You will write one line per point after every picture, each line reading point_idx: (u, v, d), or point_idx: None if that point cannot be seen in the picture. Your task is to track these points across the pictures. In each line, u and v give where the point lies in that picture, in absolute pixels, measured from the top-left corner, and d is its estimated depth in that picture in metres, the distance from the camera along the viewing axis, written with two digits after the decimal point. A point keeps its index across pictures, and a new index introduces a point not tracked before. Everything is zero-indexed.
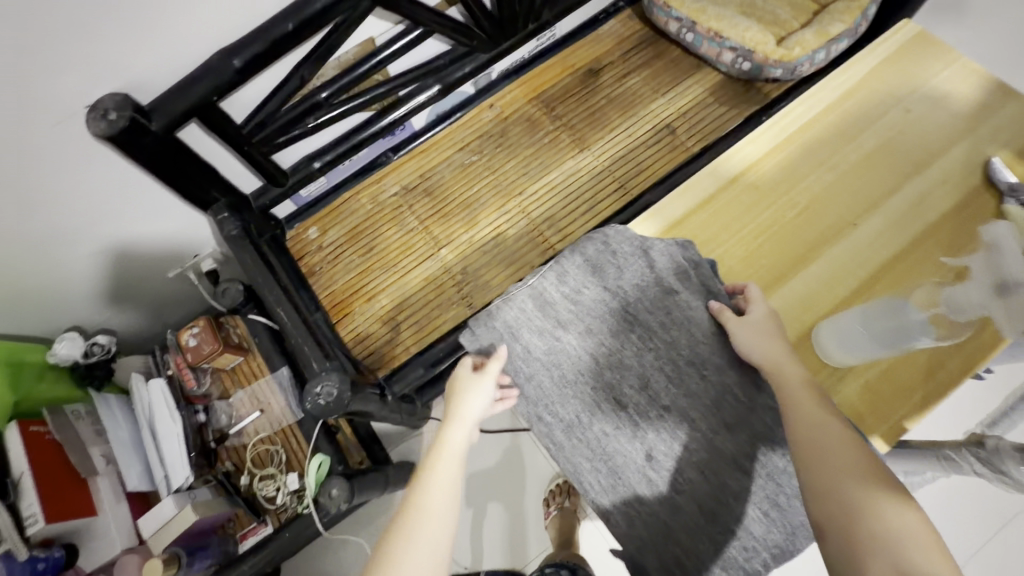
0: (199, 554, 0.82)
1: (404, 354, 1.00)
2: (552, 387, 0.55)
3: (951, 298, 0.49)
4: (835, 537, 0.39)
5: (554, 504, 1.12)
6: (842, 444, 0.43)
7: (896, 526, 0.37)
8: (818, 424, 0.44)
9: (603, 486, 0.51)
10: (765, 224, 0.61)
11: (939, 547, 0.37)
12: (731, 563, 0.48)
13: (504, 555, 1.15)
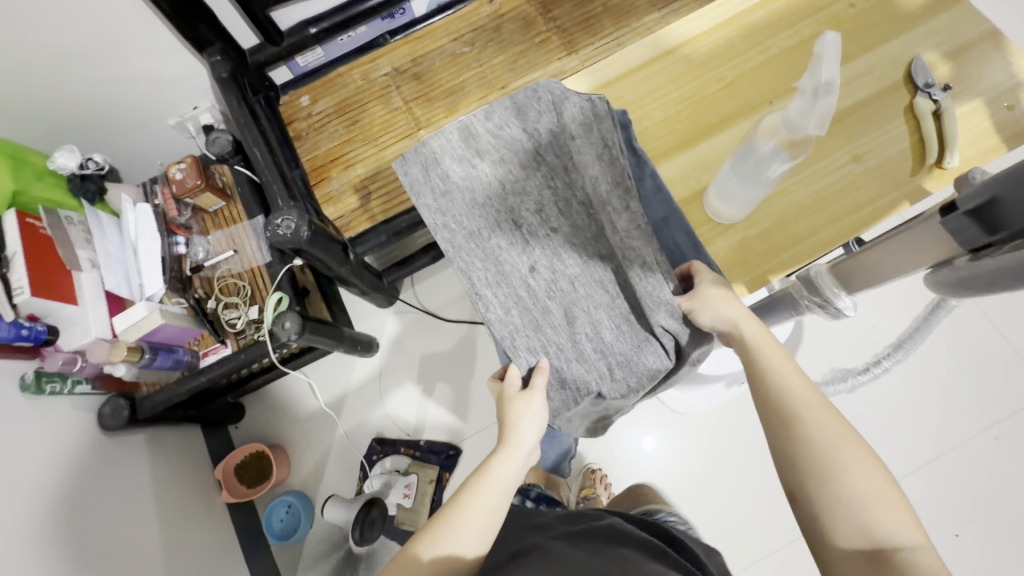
0: (162, 355, 0.94)
1: (370, 221, 1.07)
2: (462, 203, 0.61)
3: (785, 118, 0.48)
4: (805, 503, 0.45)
5: None
6: (812, 409, 0.47)
7: (859, 485, 0.43)
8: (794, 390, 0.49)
9: (487, 284, 0.58)
10: (688, 94, 0.64)
11: (892, 495, 0.42)
12: (582, 359, 0.56)
13: (443, 429, 1.25)
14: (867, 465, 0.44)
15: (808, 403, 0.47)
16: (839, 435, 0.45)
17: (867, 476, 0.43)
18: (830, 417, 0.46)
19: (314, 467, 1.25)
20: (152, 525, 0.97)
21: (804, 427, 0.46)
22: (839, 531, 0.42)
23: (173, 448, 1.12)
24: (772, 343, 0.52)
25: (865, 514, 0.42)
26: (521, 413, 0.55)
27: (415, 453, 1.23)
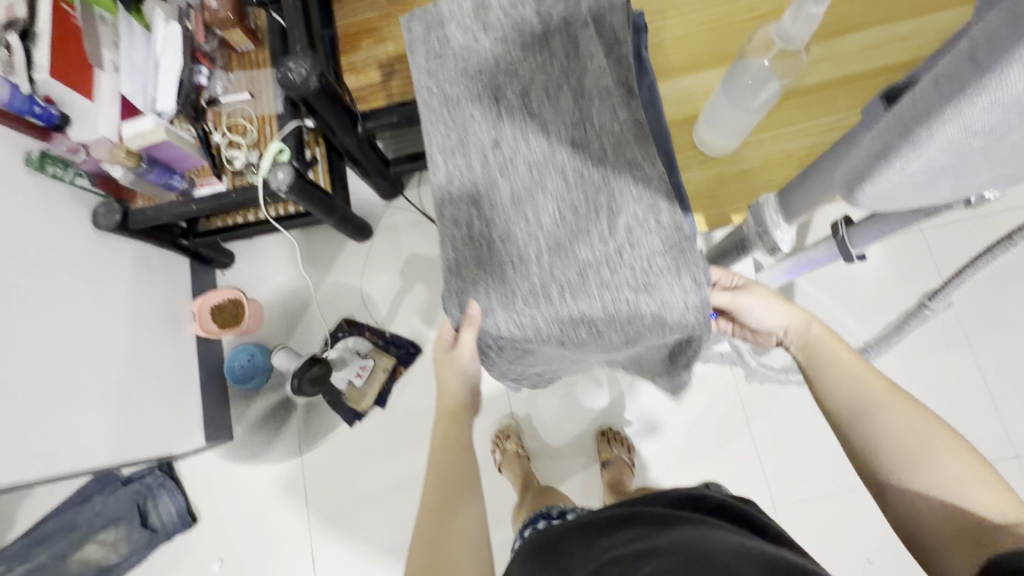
0: (157, 170, 0.98)
1: (386, 100, 1.06)
2: (451, 70, 0.60)
3: (779, 32, 0.46)
4: (892, 488, 0.47)
5: None
6: (880, 392, 0.50)
7: (946, 466, 0.45)
8: (861, 375, 0.52)
9: (449, 151, 0.59)
10: (716, 16, 0.59)
11: (976, 462, 0.45)
12: (513, 239, 0.54)
13: (411, 327, 1.29)
14: (950, 447, 0.45)
15: (882, 392, 0.50)
16: (914, 420, 0.48)
17: (948, 461, 0.45)
18: (904, 401, 0.49)
19: (283, 328, 1.31)
20: (122, 330, 1.05)
21: (880, 413, 0.49)
22: (931, 510, 0.44)
23: (158, 271, 1.18)
24: (836, 342, 0.56)
25: (953, 491, 0.44)
26: (453, 365, 0.60)
27: (379, 341, 1.28)
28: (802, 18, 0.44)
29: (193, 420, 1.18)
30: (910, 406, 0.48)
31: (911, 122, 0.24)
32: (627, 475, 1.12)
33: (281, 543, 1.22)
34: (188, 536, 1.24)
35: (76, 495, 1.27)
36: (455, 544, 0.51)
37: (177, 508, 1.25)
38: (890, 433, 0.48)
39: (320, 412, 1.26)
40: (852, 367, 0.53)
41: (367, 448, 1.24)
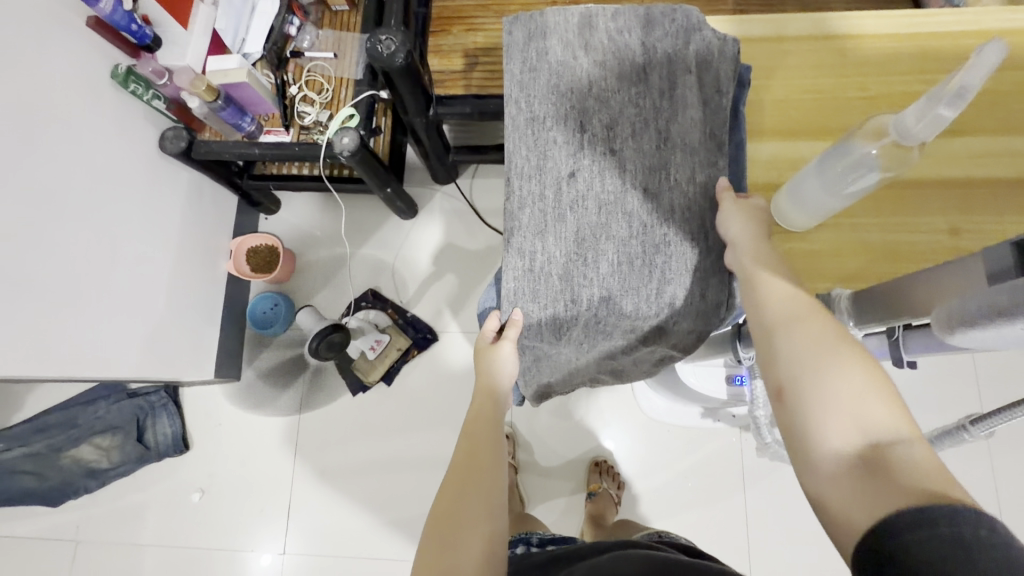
0: (231, 109, 1.00)
1: (463, 89, 1.06)
2: (543, 86, 0.59)
3: (897, 124, 0.42)
4: (789, 404, 0.42)
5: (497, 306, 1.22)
6: (802, 307, 0.46)
7: (850, 385, 0.40)
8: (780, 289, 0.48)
9: (524, 170, 0.57)
10: (820, 87, 0.58)
11: (884, 387, 0.40)
12: (567, 276, 0.55)
13: (432, 314, 1.30)
14: (860, 369, 0.40)
15: (799, 313, 0.45)
16: (832, 342, 0.43)
17: (852, 378, 0.40)
18: (824, 323, 0.44)
19: (312, 285, 1.33)
20: (163, 252, 1.08)
21: (791, 331, 0.45)
22: (825, 432, 0.39)
23: (208, 203, 1.20)
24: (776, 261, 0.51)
25: (853, 411, 0.39)
26: (495, 357, 0.59)
27: (400, 319, 1.29)
28: (926, 119, 0.40)
29: (208, 353, 1.21)
30: (829, 325, 0.44)
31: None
32: (611, 512, 1.11)
33: (263, 489, 1.25)
34: (177, 461, 1.28)
35: (83, 395, 1.31)
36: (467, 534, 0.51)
37: (173, 432, 1.28)
38: (800, 347, 0.43)
39: (328, 373, 1.28)
40: (775, 281, 0.48)
41: (364, 420, 1.25)
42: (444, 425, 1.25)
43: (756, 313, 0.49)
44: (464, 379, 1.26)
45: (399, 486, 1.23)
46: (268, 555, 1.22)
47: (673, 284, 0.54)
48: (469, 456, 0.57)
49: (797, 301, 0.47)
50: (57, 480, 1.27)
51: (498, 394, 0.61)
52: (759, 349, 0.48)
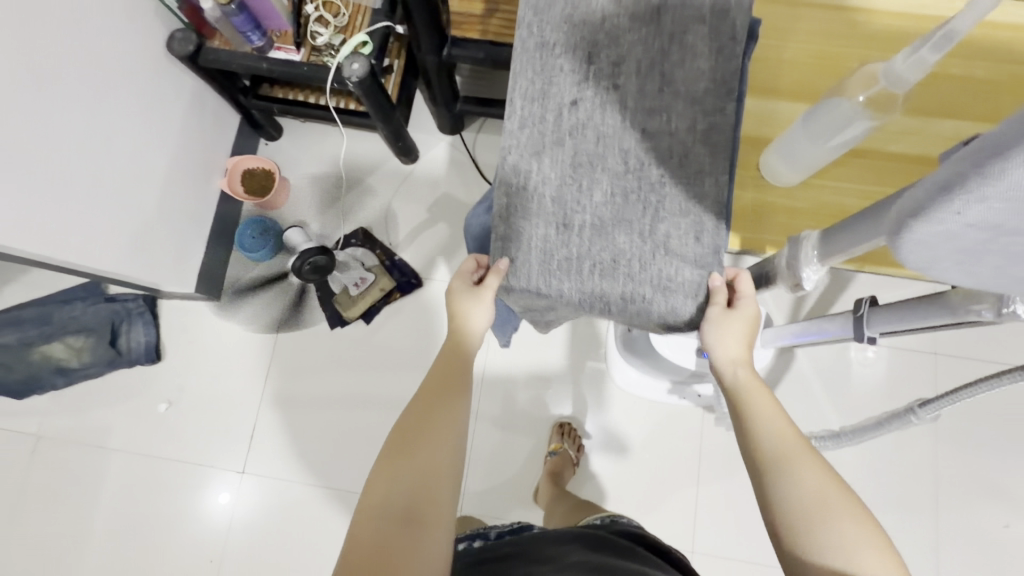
0: (245, 17, 0.97)
1: (479, 35, 1.03)
2: (557, 14, 0.58)
3: (887, 71, 0.47)
4: (792, 543, 0.49)
5: None
6: (778, 429, 0.55)
7: (844, 532, 0.47)
8: (766, 423, 0.56)
9: (528, 94, 0.58)
10: (822, 54, 0.59)
11: (856, 521, 0.48)
12: (559, 200, 0.56)
13: (420, 261, 1.30)
14: (848, 511, 0.48)
15: (792, 446, 0.53)
16: (823, 484, 0.50)
17: (842, 525, 0.48)
18: (812, 459, 0.52)
19: (304, 215, 1.33)
20: (157, 156, 1.06)
21: (785, 466, 0.52)
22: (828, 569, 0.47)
23: (208, 117, 1.19)
24: (764, 390, 0.59)
25: (854, 556, 0.46)
26: (470, 303, 0.67)
27: (387, 261, 1.29)
28: (913, 61, 0.45)
29: (192, 267, 1.21)
30: (819, 464, 0.51)
31: (992, 153, 0.25)
32: (567, 473, 1.14)
33: (230, 407, 1.26)
34: (147, 372, 1.28)
35: (61, 294, 1.30)
36: (430, 442, 0.58)
37: (147, 341, 1.28)
38: (782, 481, 0.51)
39: (308, 305, 1.29)
40: (760, 412, 0.56)
41: (339, 353, 1.27)
42: (417, 370, 1.26)
43: (750, 437, 0.56)
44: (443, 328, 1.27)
45: (365, 423, 1.25)
46: (229, 495, 1.23)
47: (666, 223, 0.55)
48: (437, 386, 0.64)
49: (790, 429, 0.55)
50: (25, 373, 1.27)
51: (475, 331, 0.68)
52: (752, 472, 0.54)
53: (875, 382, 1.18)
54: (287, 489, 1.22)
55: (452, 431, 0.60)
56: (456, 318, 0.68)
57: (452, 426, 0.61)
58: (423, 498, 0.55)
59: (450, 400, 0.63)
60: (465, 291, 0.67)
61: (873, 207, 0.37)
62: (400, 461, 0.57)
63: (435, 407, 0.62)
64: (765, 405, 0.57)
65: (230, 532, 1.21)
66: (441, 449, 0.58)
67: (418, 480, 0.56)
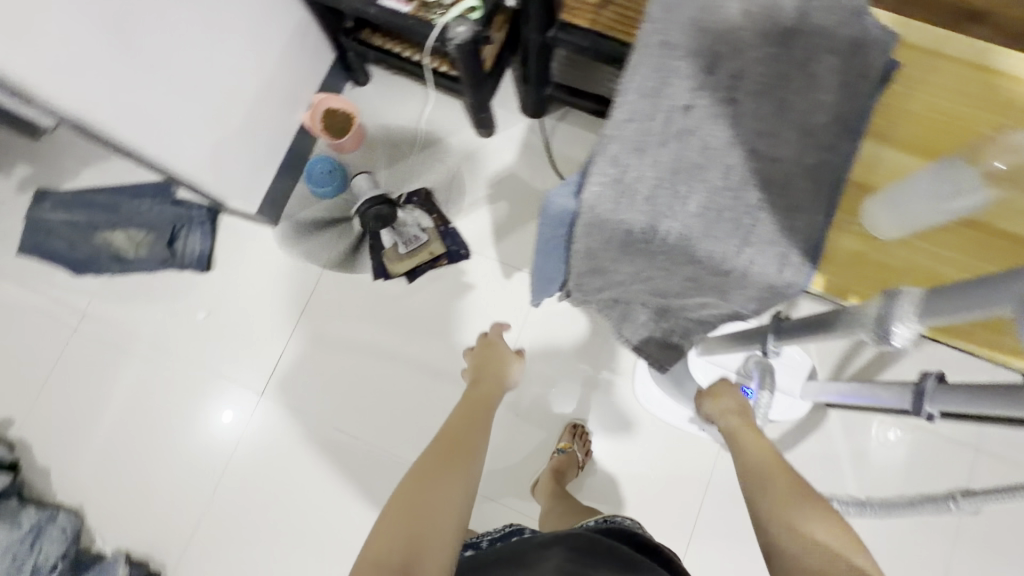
0: None
1: (587, 24, 1.03)
2: (686, 16, 0.56)
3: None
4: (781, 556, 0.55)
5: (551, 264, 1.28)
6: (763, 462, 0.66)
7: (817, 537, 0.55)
8: (756, 460, 0.67)
9: (641, 90, 0.56)
10: (955, 114, 0.56)
11: (833, 526, 0.55)
12: (651, 202, 0.55)
13: (473, 234, 1.31)
14: (822, 517, 0.56)
15: (774, 473, 0.63)
16: (798, 498, 0.59)
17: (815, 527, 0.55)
18: (793, 483, 0.61)
19: (372, 164, 1.35)
20: (252, 76, 1.09)
21: (770, 489, 0.61)
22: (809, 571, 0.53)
23: (306, 50, 1.22)
24: (755, 436, 0.72)
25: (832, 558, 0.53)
26: (515, 363, 0.97)
27: (441, 226, 1.31)
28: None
29: (258, 189, 1.25)
30: (802, 488, 0.60)
31: None
32: (564, 479, 1.13)
33: (263, 331, 1.30)
34: (194, 279, 1.33)
35: (134, 188, 1.37)
36: (434, 503, 0.62)
37: (201, 250, 1.33)
38: (770, 500, 0.60)
39: (358, 251, 1.31)
40: (751, 453, 0.69)
41: (376, 305, 1.29)
42: (446, 337, 1.27)
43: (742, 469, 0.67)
44: (480, 303, 1.28)
45: (386, 376, 1.27)
46: (233, 415, 1.27)
47: (753, 250, 0.54)
48: (451, 449, 0.71)
49: (775, 463, 0.66)
50: (87, 253, 1.34)
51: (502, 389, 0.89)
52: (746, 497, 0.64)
53: (903, 462, 1.14)
54: (299, 419, 1.26)
55: (456, 499, 0.63)
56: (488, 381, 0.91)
57: (457, 490, 0.64)
58: (410, 560, 0.56)
59: (455, 469, 0.67)
60: (511, 355, 0.99)
61: (995, 273, 0.36)
62: (403, 519, 0.59)
63: (440, 469, 0.66)
64: (758, 449, 0.69)
65: (239, 448, 1.26)
66: (443, 510, 0.61)
67: (411, 536, 0.58)
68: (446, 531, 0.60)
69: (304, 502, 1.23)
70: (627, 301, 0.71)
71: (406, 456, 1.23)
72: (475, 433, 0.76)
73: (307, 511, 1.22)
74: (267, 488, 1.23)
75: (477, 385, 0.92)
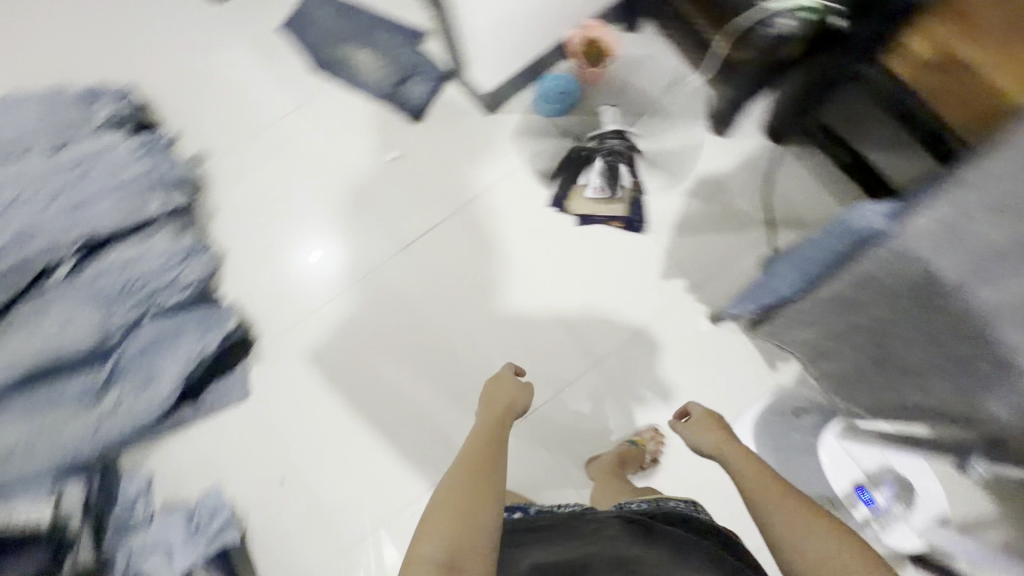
0: None
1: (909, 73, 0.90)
2: None
3: None
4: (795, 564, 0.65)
5: (712, 278, 1.27)
6: (767, 476, 0.76)
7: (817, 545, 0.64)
8: (752, 478, 0.76)
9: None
10: None
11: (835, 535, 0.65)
12: (975, 263, 0.53)
13: (657, 211, 1.30)
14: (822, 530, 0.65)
15: (771, 488, 0.73)
16: (797, 515, 0.68)
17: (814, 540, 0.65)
18: (793, 500, 0.70)
19: (602, 104, 1.36)
20: None
21: (768, 507, 0.71)
22: None
23: None
24: (744, 453, 0.83)
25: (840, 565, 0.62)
26: (518, 392, 0.94)
27: (635, 192, 1.30)
28: None
29: (501, 72, 1.32)
30: (803, 505, 0.69)
31: None
32: (644, 465, 1.17)
33: (432, 196, 1.37)
34: (399, 121, 1.41)
35: (393, 23, 1.47)
36: (471, 518, 0.68)
37: (418, 101, 1.41)
38: (775, 518, 0.69)
39: (550, 171, 1.34)
40: (749, 470, 0.78)
41: (539, 226, 1.33)
42: (583, 288, 1.29)
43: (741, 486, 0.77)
44: (630, 275, 1.28)
45: (513, 291, 1.30)
46: (321, 255, 1.35)
47: None
48: (480, 471, 0.75)
49: (770, 479, 0.75)
50: (330, 57, 1.47)
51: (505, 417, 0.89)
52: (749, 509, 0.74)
53: None
54: (422, 284, 1.32)
55: (490, 521, 0.69)
56: (496, 412, 0.89)
57: (488, 507, 0.70)
58: (455, 559, 0.64)
59: (483, 491, 0.72)
60: (513, 377, 0.97)
61: None
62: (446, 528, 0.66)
63: (468, 489, 0.72)
64: (751, 469, 0.78)
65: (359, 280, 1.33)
66: (478, 524, 0.68)
67: (453, 549, 0.64)
68: (480, 549, 0.66)
69: (389, 354, 1.29)
70: (847, 332, 0.72)
71: (493, 368, 1.26)
72: (500, 456, 0.79)
73: (387, 363, 1.28)
74: (366, 325, 1.30)
75: (505, 414, 0.90)
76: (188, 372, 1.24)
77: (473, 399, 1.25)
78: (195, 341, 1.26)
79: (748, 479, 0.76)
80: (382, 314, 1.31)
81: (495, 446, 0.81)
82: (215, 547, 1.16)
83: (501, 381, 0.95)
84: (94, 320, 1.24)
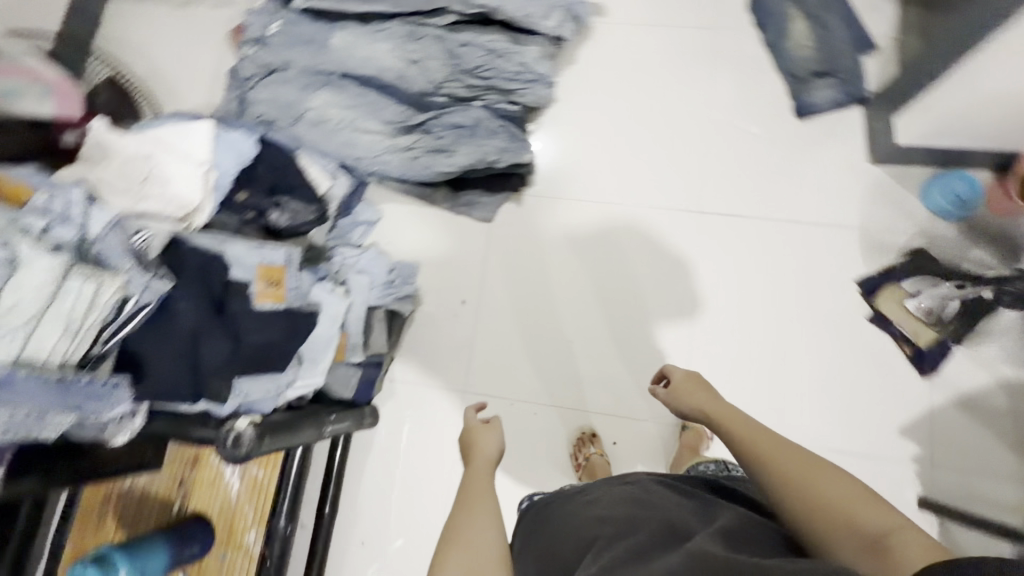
0: None
1: None
2: None
3: None
4: (809, 523, 0.62)
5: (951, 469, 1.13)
6: (763, 448, 0.70)
7: (837, 498, 0.62)
8: (749, 454, 0.71)
9: None
10: None
11: (843, 490, 0.62)
12: None
13: (952, 371, 1.16)
14: (835, 483, 0.63)
15: (770, 452, 0.69)
16: (803, 469, 0.66)
17: (830, 488, 0.63)
18: (795, 463, 0.67)
19: (989, 238, 1.20)
20: None
21: (771, 473, 0.67)
22: (842, 544, 0.59)
23: None
24: (733, 413, 0.79)
25: (855, 515, 0.59)
26: (483, 433, 0.87)
27: (950, 337, 1.16)
28: None
29: (929, 135, 1.20)
30: (804, 463, 0.66)
31: None
32: (703, 448, 1.18)
33: (757, 191, 1.31)
34: (782, 109, 1.32)
35: (853, 15, 1.33)
36: (470, 529, 0.65)
37: (816, 102, 1.30)
38: (780, 489, 0.66)
39: (883, 255, 1.22)
40: (743, 437, 0.73)
41: (828, 292, 1.23)
42: (823, 375, 1.19)
43: (739, 450, 0.73)
44: (875, 402, 1.17)
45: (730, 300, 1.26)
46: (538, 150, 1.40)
47: None
48: (472, 503, 0.70)
49: (770, 445, 0.70)
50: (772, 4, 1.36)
51: (484, 453, 0.83)
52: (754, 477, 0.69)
53: None
54: (660, 239, 1.32)
55: (484, 526, 0.66)
56: (476, 451, 0.84)
57: (481, 515, 0.67)
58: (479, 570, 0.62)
59: (463, 518, 0.67)
60: (478, 426, 0.89)
61: None
62: (456, 556, 0.62)
63: (462, 518, 0.67)
64: (745, 438, 0.73)
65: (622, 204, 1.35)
66: (478, 532, 0.65)
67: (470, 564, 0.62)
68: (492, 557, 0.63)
69: (590, 269, 1.33)
70: None
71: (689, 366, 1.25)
72: (480, 484, 0.75)
73: (583, 278, 1.33)
74: (593, 238, 1.34)
75: (490, 461, 0.82)
76: (472, 164, 1.30)
77: (637, 363, 1.27)
78: (494, 145, 1.31)
79: (748, 447, 0.72)
80: (600, 235, 1.34)
81: (481, 474, 0.78)
82: (395, 305, 1.28)
83: (476, 430, 0.88)
84: (437, 74, 1.33)
